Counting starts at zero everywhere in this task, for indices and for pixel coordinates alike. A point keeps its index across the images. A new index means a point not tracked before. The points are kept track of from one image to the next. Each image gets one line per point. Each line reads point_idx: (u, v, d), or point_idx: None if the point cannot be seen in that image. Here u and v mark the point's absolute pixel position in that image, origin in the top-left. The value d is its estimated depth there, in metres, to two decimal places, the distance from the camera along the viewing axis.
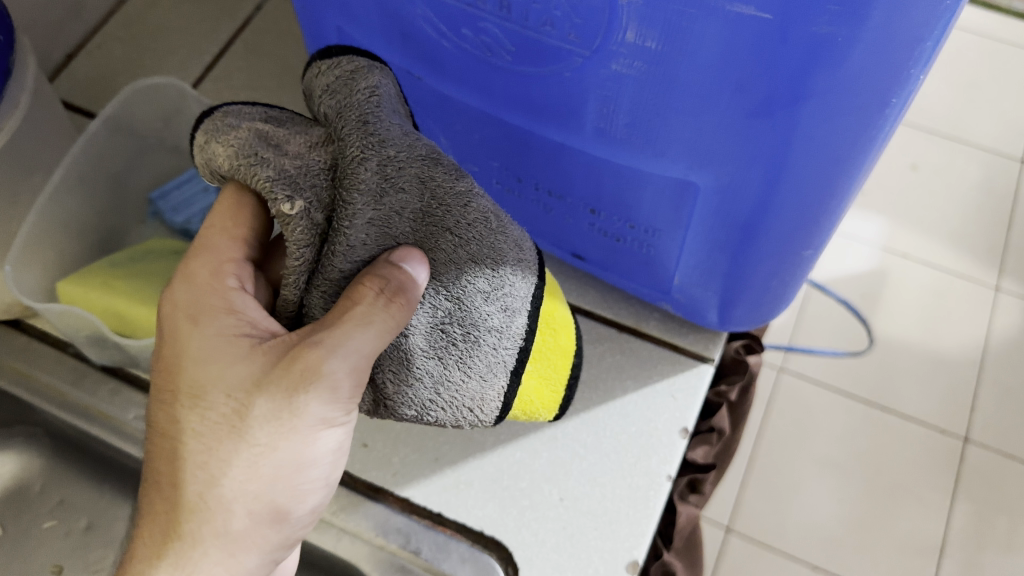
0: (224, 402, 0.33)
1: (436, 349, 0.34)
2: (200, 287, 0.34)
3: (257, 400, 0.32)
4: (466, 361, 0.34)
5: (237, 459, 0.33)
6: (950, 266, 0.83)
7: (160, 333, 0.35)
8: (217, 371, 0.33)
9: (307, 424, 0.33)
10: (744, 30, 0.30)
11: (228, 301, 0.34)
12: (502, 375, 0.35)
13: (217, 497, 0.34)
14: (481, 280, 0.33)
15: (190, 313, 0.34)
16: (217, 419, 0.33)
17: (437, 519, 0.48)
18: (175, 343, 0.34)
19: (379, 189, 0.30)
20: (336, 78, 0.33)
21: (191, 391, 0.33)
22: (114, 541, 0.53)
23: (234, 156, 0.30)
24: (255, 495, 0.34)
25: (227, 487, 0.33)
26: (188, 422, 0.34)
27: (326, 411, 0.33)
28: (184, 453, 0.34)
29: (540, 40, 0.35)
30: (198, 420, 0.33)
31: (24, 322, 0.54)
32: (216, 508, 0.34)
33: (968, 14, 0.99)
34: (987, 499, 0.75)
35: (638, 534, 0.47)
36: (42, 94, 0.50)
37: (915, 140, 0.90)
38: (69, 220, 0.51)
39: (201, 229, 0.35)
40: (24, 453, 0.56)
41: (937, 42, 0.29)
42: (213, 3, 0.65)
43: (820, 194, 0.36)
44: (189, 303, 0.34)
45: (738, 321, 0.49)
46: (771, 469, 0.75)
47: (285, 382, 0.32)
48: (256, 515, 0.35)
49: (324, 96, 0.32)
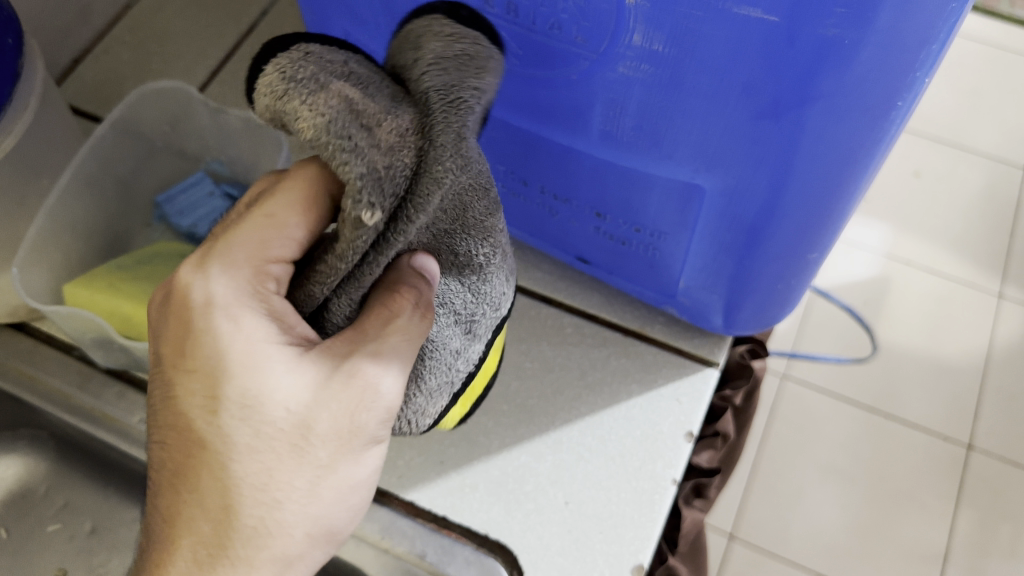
0: (284, 417, 0.32)
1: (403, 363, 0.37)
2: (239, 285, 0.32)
3: (320, 416, 0.32)
4: (425, 378, 0.38)
5: (299, 478, 0.33)
6: (953, 273, 0.83)
7: (192, 332, 0.33)
8: (272, 382, 0.32)
9: (363, 440, 0.34)
10: (751, 33, 0.30)
11: (272, 307, 0.31)
12: (443, 396, 0.40)
13: (275, 521, 0.34)
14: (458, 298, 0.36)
15: (231, 314, 0.32)
16: (275, 436, 0.33)
17: (442, 522, 0.48)
18: (215, 344, 0.32)
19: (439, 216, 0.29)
20: (449, 54, 0.28)
21: (243, 401, 0.32)
22: (119, 545, 0.53)
23: (323, 128, 0.25)
24: (311, 517, 0.34)
25: (282, 510, 0.33)
26: (238, 436, 0.32)
27: (374, 425, 0.34)
28: (239, 474, 0.33)
29: (547, 42, 0.35)
30: (251, 434, 0.32)
31: (29, 325, 0.54)
32: (275, 532, 0.34)
33: (970, 21, 0.99)
34: (991, 505, 0.75)
35: (644, 538, 0.47)
36: (49, 97, 0.50)
37: (918, 147, 0.90)
38: (75, 223, 0.51)
39: (226, 225, 0.34)
40: (29, 456, 0.56)
41: (943, 44, 0.29)
42: (218, 8, 0.65)
43: (827, 197, 0.36)
44: (231, 301, 0.32)
45: (743, 325, 0.49)
46: (774, 475, 0.75)
47: (346, 394, 0.33)
48: (310, 535, 0.35)
49: (431, 70, 0.28)
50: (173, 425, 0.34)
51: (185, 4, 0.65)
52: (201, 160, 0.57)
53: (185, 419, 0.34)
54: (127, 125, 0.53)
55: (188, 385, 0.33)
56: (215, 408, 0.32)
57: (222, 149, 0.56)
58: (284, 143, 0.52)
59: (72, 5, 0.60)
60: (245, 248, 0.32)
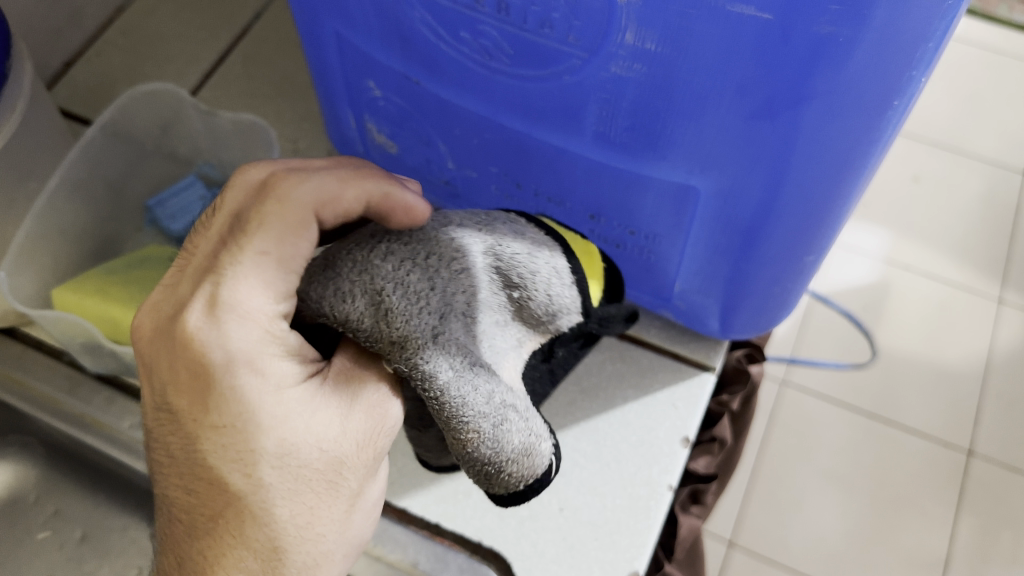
0: (318, 457, 0.33)
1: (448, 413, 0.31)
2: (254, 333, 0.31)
3: (347, 447, 0.33)
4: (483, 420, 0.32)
5: (331, 510, 0.34)
6: (953, 278, 0.83)
7: (212, 390, 0.31)
8: (306, 426, 0.32)
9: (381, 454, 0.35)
10: (743, 31, 0.29)
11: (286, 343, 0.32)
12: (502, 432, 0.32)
13: (319, 551, 0.34)
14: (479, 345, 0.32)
15: (246, 361, 0.31)
16: (310, 476, 0.33)
17: (435, 529, 0.47)
18: (236, 400, 0.31)
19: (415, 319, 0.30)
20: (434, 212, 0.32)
21: (277, 452, 0.32)
22: (109, 552, 0.53)
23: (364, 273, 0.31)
24: (343, 540, 0.35)
25: (324, 537, 0.34)
26: (276, 485, 0.32)
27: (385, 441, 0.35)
28: (276, 519, 0.33)
29: (539, 42, 0.35)
30: (288, 479, 0.32)
31: (19, 330, 0.53)
32: (320, 561, 0.34)
33: (969, 26, 0.99)
34: (992, 512, 0.74)
35: (639, 545, 0.46)
36: (39, 100, 0.49)
37: (916, 152, 0.89)
38: (65, 227, 0.50)
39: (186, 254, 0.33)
40: (19, 463, 0.55)
41: (939, 42, 0.28)
42: (211, 11, 0.65)
43: (824, 198, 0.35)
44: (254, 355, 0.31)
45: (739, 329, 0.48)
46: (773, 481, 0.75)
47: (366, 420, 0.33)
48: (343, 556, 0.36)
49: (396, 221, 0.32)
50: (198, 475, 0.33)
51: (178, 7, 0.65)
52: (193, 163, 0.57)
53: (214, 473, 0.32)
54: (117, 128, 0.52)
55: (215, 441, 0.32)
56: (252, 461, 0.32)
57: (214, 152, 0.56)
58: (276, 145, 0.51)
59: (63, 8, 0.60)
60: (258, 286, 0.31)
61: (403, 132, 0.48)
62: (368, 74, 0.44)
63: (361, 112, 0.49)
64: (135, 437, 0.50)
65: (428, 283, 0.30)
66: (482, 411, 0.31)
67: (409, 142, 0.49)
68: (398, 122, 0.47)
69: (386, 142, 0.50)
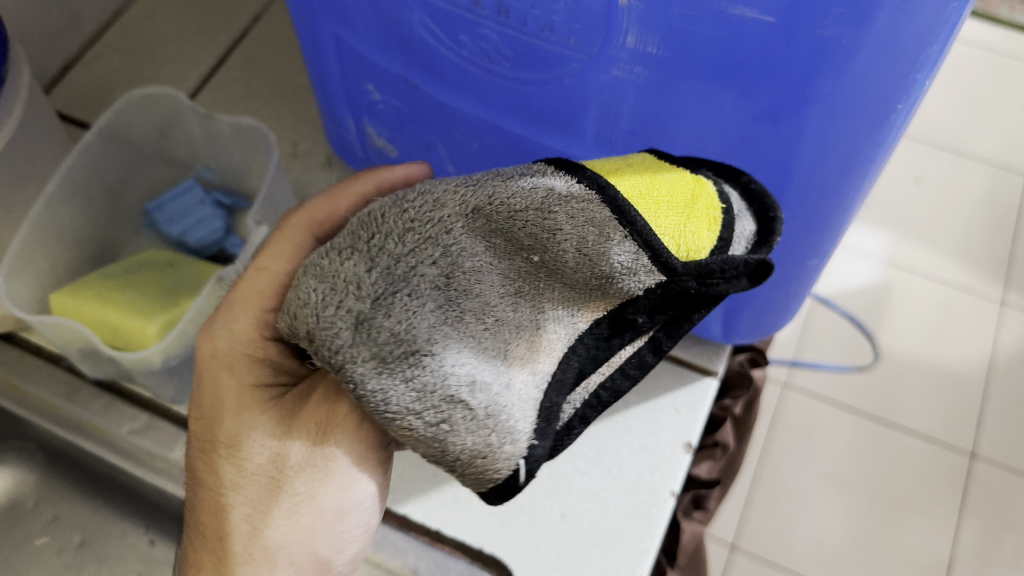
0: (259, 453, 0.35)
1: (415, 407, 0.27)
2: (233, 338, 0.37)
3: (291, 451, 0.34)
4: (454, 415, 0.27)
5: (276, 510, 0.35)
6: (955, 279, 0.82)
7: (204, 385, 0.37)
8: (252, 426, 0.35)
9: (341, 470, 0.34)
10: (746, 34, 0.29)
11: (259, 351, 0.36)
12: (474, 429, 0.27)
13: (261, 550, 0.35)
14: (449, 336, 0.28)
15: (226, 363, 0.37)
16: (251, 471, 0.35)
17: (436, 535, 0.47)
18: (216, 390, 0.37)
19: (351, 310, 0.27)
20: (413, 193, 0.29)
21: (228, 443, 0.36)
22: (108, 558, 0.52)
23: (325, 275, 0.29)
24: (298, 545, 0.36)
25: (266, 532, 0.35)
26: (226, 475, 0.36)
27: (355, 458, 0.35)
28: (226, 506, 0.36)
29: (539, 45, 0.34)
30: (236, 473, 0.35)
31: (18, 335, 0.53)
32: (261, 560, 0.35)
33: (971, 27, 0.99)
34: (996, 514, 0.74)
35: (641, 551, 0.46)
36: (36, 104, 0.49)
37: (919, 153, 0.89)
38: (62, 231, 0.50)
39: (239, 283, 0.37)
40: (18, 468, 0.55)
41: (944, 45, 0.28)
42: (210, 13, 0.65)
43: (828, 203, 0.35)
44: (229, 356, 0.37)
45: (742, 333, 0.48)
46: (775, 485, 0.74)
47: (309, 433, 0.34)
48: (300, 565, 0.36)
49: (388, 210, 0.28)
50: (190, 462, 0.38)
51: (176, 9, 0.65)
52: (191, 167, 0.57)
53: (197, 458, 0.38)
54: (114, 132, 0.52)
55: (198, 428, 0.38)
56: (212, 449, 0.36)
57: (212, 156, 0.56)
58: (275, 148, 0.51)
59: (61, 12, 0.60)
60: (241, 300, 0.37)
61: (402, 135, 0.47)
62: (367, 77, 0.44)
63: (361, 116, 0.48)
64: (134, 443, 0.50)
65: (366, 265, 0.27)
66: (409, 409, 0.27)
67: (409, 146, 0.48)
68: (397, 126, 0.47)
69: (385, 145, 0.50)
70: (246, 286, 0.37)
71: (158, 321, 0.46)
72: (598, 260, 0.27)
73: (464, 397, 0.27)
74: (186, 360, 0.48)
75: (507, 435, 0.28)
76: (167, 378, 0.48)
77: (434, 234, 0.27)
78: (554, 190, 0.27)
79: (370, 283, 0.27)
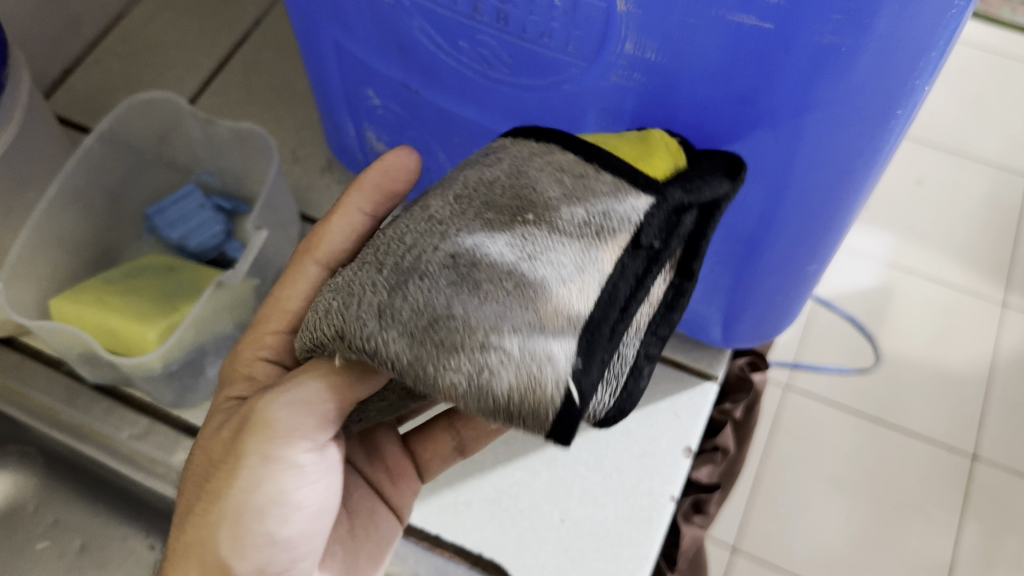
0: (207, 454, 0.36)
1: (443, 355, 0.26)
2: (239, 358, 0.40)
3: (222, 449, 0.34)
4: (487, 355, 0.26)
5: (198, 507, 0.34)
6: (956, 282, 0.82)
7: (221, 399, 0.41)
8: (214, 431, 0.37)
9: (251, 467, 0.33)
10: (744, 40, 0.29)
11: (250, 369, 0.39)
12: (512, 363, 0.26)
13: (181, 547, 0.34)
14: (469, 294, 0.27)
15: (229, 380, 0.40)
16: (199, 470, 0.36)
17: (436, 541, 0.47)
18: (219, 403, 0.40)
19: (367, 291, 0.27)
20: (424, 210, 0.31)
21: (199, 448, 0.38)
22: (108, 563, 0.52)
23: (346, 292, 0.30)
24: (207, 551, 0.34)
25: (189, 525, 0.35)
26: (189, 475, 0.37)
27: (264, 449, 0.33)
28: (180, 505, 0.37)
29: (538, 52, 0.34)
30: (194, 474, 0.37)
31: (18, 340, 0.53)
32: (178, 557, 0.34)
33: (972, 29, 0.98)
34: (997, 517, 0.74)
35: (641, 557, 0.46)
36: (37, 109, 0.49)
37: (920, 156, 0.89)
38: (63, 236, 0.50)
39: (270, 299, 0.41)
40: (19, 472, 0.55)
41: (942, 51, 0.28)
42: (211, 18, 0.65)
43: (827, 209, 0.35)
44: (231, 374, 0.40)
45: (742, 338, 0.48)
46: (776, 488, 0.74)
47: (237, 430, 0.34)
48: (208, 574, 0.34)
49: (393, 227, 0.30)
50: None
51: (177, 14, 0.65)
52: (191, 171, 0.57)
53: None
54: (115, 137, 0.52)
55: None
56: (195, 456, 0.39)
57: (213, 160, 0.56)
58: (275, 153, 0.51)
59: (62, 17, 0.60)
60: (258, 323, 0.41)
61: (402, 140, 0.47)
62: (367, 82, 0.44)
63: (360, 121, 0.48)
64: (134, 447, 0.50)
65: (376, 267, 0.28)
66: (441, 361, 0.26)
67: None
68: (397, 131, 0.47)
69: (385, 150, 0.50)
70: (268, 310, 0.40)
71: (158, 326, 0.46)
72: (589, 204, 0.30)
73: (492, 336, 0.27)
74: (186, 365, 0.48)
75: (545, 360, 0.27)
76: (167, 383, 0.48)
77: (430, 230, 0.29)
78: (523, 153, 0.31)
79: (384, 269, 0.28)
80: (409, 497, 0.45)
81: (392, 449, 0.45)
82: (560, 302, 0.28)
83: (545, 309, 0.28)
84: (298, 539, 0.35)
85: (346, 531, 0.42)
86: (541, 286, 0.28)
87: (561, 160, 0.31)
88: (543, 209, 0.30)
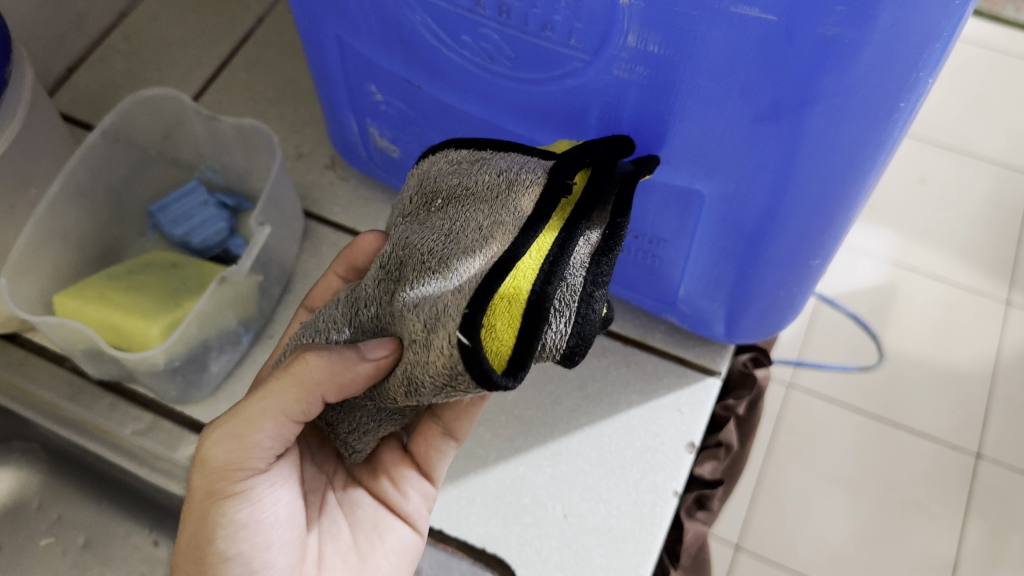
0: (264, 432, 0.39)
1: (391, 349, 0.31)
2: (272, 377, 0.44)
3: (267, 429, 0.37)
4: (415, 340, 0.29)
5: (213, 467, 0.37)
6: (962, 281, 0.82)
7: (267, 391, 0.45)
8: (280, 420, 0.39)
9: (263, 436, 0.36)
10: (747, 33, 0.29)
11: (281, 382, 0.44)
12: (432, 330, 0.28)
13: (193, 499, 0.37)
14: (404, 287, 0.31)
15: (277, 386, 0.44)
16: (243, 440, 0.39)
17: (438, 536, 0.47)
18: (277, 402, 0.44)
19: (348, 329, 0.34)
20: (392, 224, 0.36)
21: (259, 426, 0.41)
22: (111, 560, 0.53)
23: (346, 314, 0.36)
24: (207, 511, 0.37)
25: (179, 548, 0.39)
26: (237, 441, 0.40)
27: (208, 483, 0.36)
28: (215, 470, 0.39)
29: (541, 46, 0.34)
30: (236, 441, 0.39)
31: (22, 336, 0.53)
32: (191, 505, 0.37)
33: (975, 27, 0.98)
34: (1001, 515, 0.74)
35: (644, 553, 0.46)
36: (40, 105, 0.49)
37: (924, 154, 0.89)
38: (66, 232, 0.50)
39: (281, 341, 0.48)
40: (22, 469, 0.55)
41: (947, 44, 0.28)
42: (213, 15, 0.65)
43: (830, 202, 0.35)
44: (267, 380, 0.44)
45: (745, 333, 0.48)
46: (780, 485, 0.74)
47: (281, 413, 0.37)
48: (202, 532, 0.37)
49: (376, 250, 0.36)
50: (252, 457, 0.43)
51: (180, 11, 0.65)
52: (195, 168, 0.57)
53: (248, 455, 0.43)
54: (118, 134, 0.52)
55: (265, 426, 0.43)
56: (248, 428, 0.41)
57: (216, 157, 0.56)
58: (279, 151, 0.51)
59: (65, 14, 0.60)
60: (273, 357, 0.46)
61: (405, 136, 0.48)
62: (369, 77, 0.44)
63: (363, 117, 0.48)
64: (137, 444, 0.50)
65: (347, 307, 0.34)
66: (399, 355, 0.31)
67: (411, 147, 0.48)
68: (399, 126, 0.47)
69: (388, 146, 0.50)
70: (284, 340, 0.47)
71: (161, 322, 0.46)
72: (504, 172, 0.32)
73: (410, 320, 0.30)
74: (190, 361, 0.48)
75: (441, 312, 0.28)
76: (171, 379, 0.48)
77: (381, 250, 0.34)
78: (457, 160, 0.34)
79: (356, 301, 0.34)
80: (419, 501, 0.44)
81: (392, 456, 0.45)
82: (468, 254, 0.29)
83: (457, 266, 0.29)
84: (265, 557, 0.37)
85: (351, 543, 0.42)
86: (451, 251, 0.30)
87: (457, 157, 0.34)
88: (451, 190, 0.33)
